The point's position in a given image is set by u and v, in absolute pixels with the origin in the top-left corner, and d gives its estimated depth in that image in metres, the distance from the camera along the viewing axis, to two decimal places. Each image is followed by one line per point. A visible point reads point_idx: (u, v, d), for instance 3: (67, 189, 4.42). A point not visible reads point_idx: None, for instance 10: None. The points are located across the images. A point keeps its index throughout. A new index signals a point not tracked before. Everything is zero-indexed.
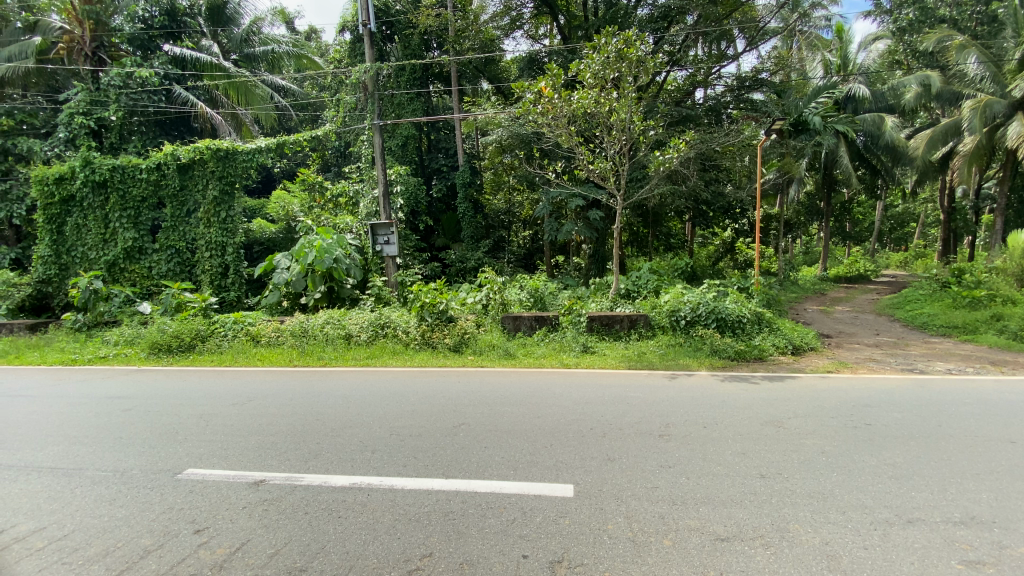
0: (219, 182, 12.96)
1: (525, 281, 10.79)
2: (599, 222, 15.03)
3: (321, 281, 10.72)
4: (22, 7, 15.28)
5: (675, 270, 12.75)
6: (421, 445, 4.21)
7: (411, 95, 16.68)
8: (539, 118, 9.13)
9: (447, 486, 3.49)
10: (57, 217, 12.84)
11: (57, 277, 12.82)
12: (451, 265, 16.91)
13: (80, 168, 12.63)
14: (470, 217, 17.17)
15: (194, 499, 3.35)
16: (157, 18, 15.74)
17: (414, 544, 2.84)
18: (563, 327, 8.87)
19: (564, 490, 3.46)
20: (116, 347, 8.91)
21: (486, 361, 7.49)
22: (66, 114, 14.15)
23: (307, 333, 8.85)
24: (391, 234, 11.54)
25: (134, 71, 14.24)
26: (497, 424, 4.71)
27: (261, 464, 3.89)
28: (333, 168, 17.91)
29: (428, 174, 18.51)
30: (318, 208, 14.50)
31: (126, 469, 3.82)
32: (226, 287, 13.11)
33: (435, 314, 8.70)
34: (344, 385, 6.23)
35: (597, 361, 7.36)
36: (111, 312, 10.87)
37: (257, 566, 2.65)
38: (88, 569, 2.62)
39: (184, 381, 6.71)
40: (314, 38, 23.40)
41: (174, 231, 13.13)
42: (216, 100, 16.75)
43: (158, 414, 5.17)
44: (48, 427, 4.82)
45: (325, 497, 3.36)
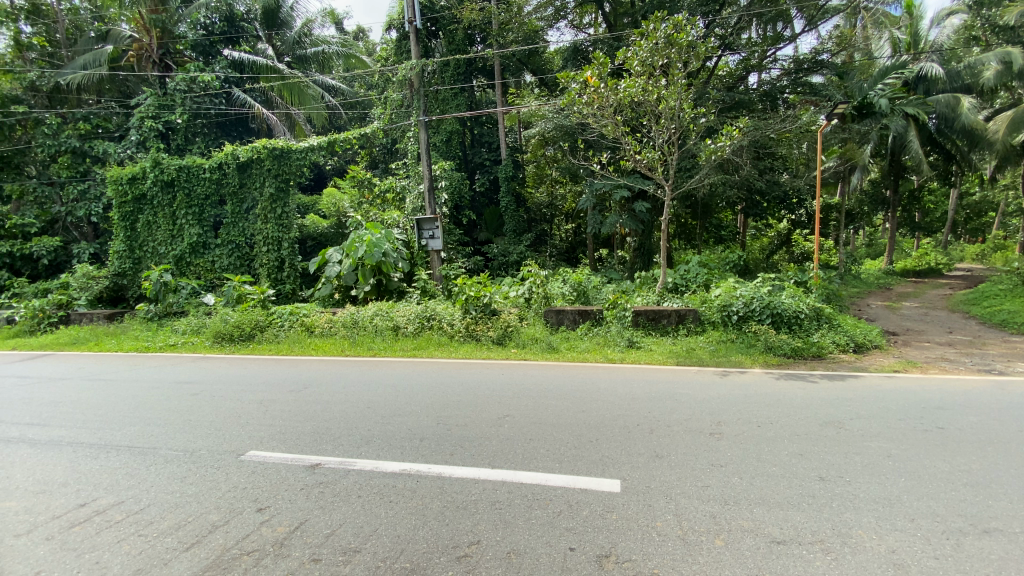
0: (275, 179, 13.55)
1: (568, 275, 10.70)
2: (645, 214, 14.72)
3: (371, 275, 11.04)
4: (96, 17, 16.55)
5: (726, 263, 12.26)
6: (466, 435, 4.27)
7: (455, 90, 16.83)
8: (585, 109, 8.96)
9: (494, 476, 3.53)
10: (131, 215, 13.84)
11: (132, 270, 13.84)
12: (493, 259, 16.94)
13: (151, 169, 13.57)
14: (512, 210, 17.24)
15: (256, 479, 3.54)
16: (218, 25, 16.90)
17: (462, 531, 2.89)
18: (607, 321, 8.74)
19: (611, 485, 3.42)
20: (184, 335, 9.57)
21: (529, 354, 7.52)
22: (137, 118, 15.14)
23: (357, 324, 9.18)
24: (436, 228, 11.69)
25: (197, 76, 15.09)
26: (541, 416, 4.71)
27: (316, 448, 4.06)
28: (380, 165, 18.05)
29: (471, 169, 18.64)
30: (367, 204, 14.94)
31: (194, 449, 4.08)
32: (282, 280, 13.71)
33: (480, 307, 8.86)
34: (392, 375, 6.43)
35: (643, 357, 7.20)
36: (179, 303, 11.66)
37: (314, 545, 2.77)
38: (163, 541, 2.83)
39: (244, 368, 7.10)
40: (362, 38, 24.02)
41: (235, 227, 13.87)
42: (271, 101, 17.61)
43: (222, 399, 5.49)
44: (126, 408, 5.23)
45: (376, 482, 3.47)
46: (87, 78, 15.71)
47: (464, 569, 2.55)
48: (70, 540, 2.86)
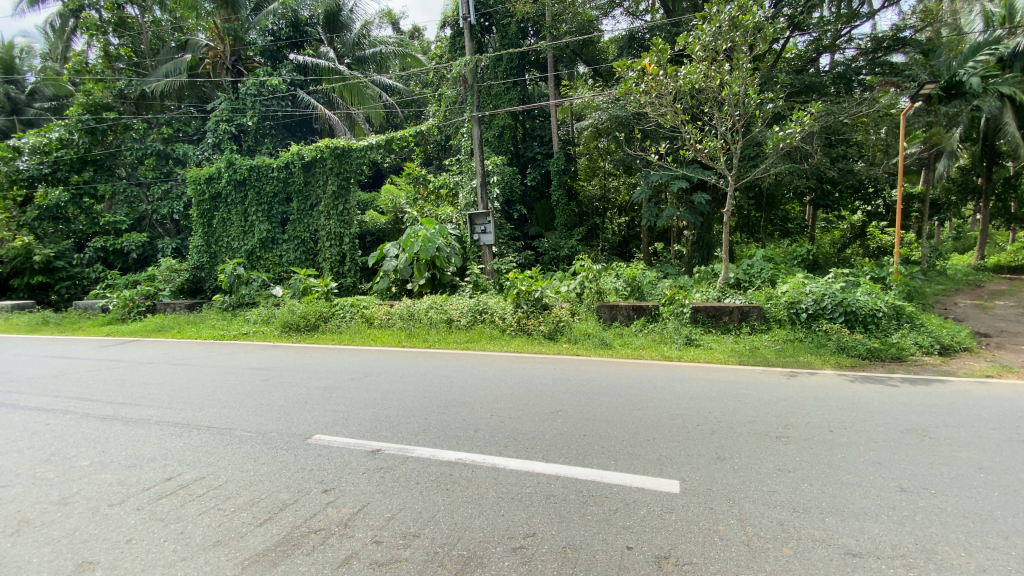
0: (337, 177, 14.12)
1: (621, 269, 10.47)
2: (704, 206, 14.19)
3: (426, 269, 11.29)
4: (176, 28, 17.84)
5: (794, 258, 11.57)
6: (520, 428, 4.28)
7: (508, 85, 16.80)
8: (643, 97, 8.67)
9: (548, 470, 3.52)
10: (208, 212, 14.92)
11: (209, 263, 14.91)
12: (545, 254, 16.85)
13: (226, 169, 14.57)
14: (564, 204, 17.10)
15: (322, 461, 3.72)
16: (284, 31, 17.60)
17: (518, 523, 2.89)
18: (663, 318, 8.47)
19: (669, 485, 3.32)
20: (255, 325, 10.21)
21: (581, 350, 7.43)
22: (213, 122, 16.24)
23: (413, 316, 9.43)
24: (488, 223, 11.77)
25: (266, 80, 15.98)
26: (596, 412, 4.65)
27: (377, 435, 4.21)
28: (434, 162, 18.35)
29: (523, 163, 18.64)
30: (422, 200, 15.28)
31: (266, 431, 4.33)
32: (343, 274, 14.26)
33: (531, 302, 8.83)
34: (447, 366, 6.57)
35: (704, 355, 6.94)
36: (251, 294, 12.44)
37: (376, 527, 2.87)
38: (239, 515, 3.02)
39: (308, 357, 7.46)
40: (417, 37, 24.53)
41: (300, 223, 14.55)
42: (333, 102, 18.35)
43: (290, 385, 5.81)
44: (205, 391, 5.65)
45: (433, 469, 3.55)
46: (168, 85, 16.95)
47: (521, 560, 2.56)
48: (158, 511, 3.10)
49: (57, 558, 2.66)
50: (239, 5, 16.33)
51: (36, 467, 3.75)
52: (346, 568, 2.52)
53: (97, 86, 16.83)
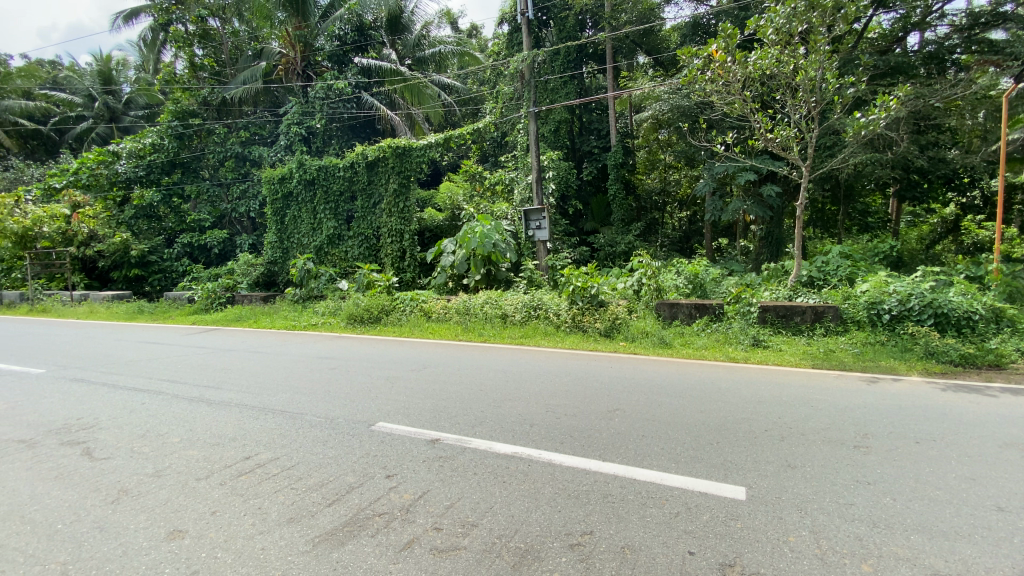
0: (398, 176, 14.56)
1: (682, 266, 10.13)
2: (774, 199, 13.46)
3: (482, 265, 11.45)
4: (253, 38, 19.06)
5: (875, 255, 10.73)
6: (577, 425, 4.25)
7: (565, 79, 16.64)
8: (708, 86, 8.33)
9: (605, 469, 3.47)
10: (281, 211, 15.92)
11: (281, 259, 15.86)
12: (600, 250, 16.60)
13: (297, 169, 15.48)
14: (621, 198, 16.78)
15: (385, 448, 3.88)
16: (350, 36, 18.25)
17: (575, 520, 2.87)
18: (728, 317, 8.08)
19: (735, 491, 3.18)
20: (323, 316, 10.77)
21: (639, 349, 7.24)
22: (285, 125, 17.30)
23: (469, 311, 9.59)
24: (543, 219, 11.70)
25: (334, 83, 16.83)
26: (655, 413, 4.54)
27: (436, 424, 4.32)
28: (490, 159, 18.46)
29: (579, 158, 18.44)
30: (478, 196, 15.49)
31: (333, 417, 4.56)
32: (403, 269, 14.68)
33: (587, 298, 8.59)
34: (502, 361, 6.64)
35: (771, 357, 6.59)
36: (319, 287, 13.15)
37: (435, 515, 2.94)
38: (310, 495, 3.20)
39: (371, 348, 7.76)
40: (476, 34, 24.81)
41: (364, 221, 15.09)
42: (395, 103, 18.94)
43: (355, 374, 6.09)
44: (279, 377, 6.03)
45: (490, 462, 3.60)
46: (246, 91, 18.17)
47: (579, 557, 2.54)
48: (238, 487, 3.35)
49: (152, 525, 2.93)
50: (308, 13, 17.07)
51: (134, 442, 4.14)
52: (407, 552, 2.61)
53: (184, 95, 18.26)
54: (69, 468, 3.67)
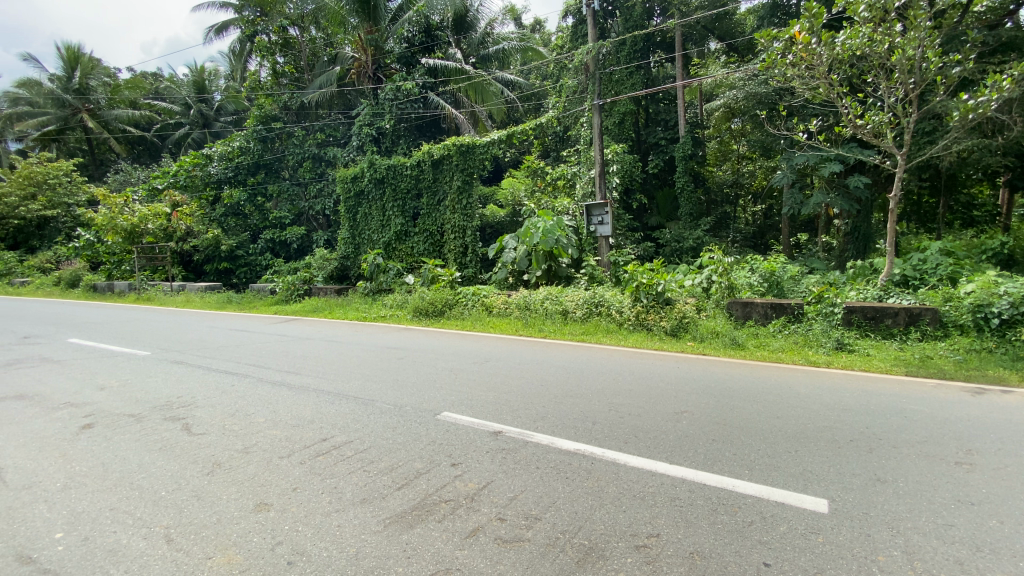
0: (461, 173, 14.80)
1: (757, 263, 9.58)
2: (863, 191, 12.43)
3: (543, 260, 11.43)
4: (328, 44, 20.14)
5: (981, 253, 9.65)
6: (642, 425, 4.15)
7: (631, 69, 16.23)
8: (790, 71, 7.88)
9: (672, 471, 3.36)
10: (353, 208, 16.71)
11: (352, 254, 16.62)
12: (666, 246, 16.09)
13: (368, 169, 16.20)
14: (689, 191, 16.15)
15: (450, 436, 3.99)
16: (418, 37, 18.77)
17: (641, 521, 2.81)
18: (808, 318, 7.55)
19: (816, 504, 2.97)
20: (391, 309, 11.22)
21: (708, 349, 6.97)
22: (357, 127, 18.13)
23: (529, 307, 9.62)
24: (606, 214, 11.51)
25: (402, 84, 17.41)
26: (726, 417, 4.34)
27: (499, 417, 4.38)
28: (552, 154, 18.32)
29: (645, 150, 17.92)
30: (540, 192, 15.55)
31: (402, 405, 4.74)
32: (465, 264, 14.89)
33: (652, 295, 8.35)
34: (564, 357, 6.60)
35: (858, 362, 6.08)
36: (388, 281, 13.76)
37: (500, 505, 2.99)
38: (381, 478, 3.35)
39: (436, 340, 7.97)
40: (539, 29, 24.82)
41: (429, 218, 15.46)
42: (460, 101, 19.31)
43: (422, 364, 6.30)
44: (351, 365, 6.36)
45: (553, 457, 3.59)
46: (322, 95, 19.26)
47: (644, 559, 2.48)
48: (317, 466, 3.57)
49: (241, 497, 3.19)
50: (380, 17, 17.64)
51: (226, 420, 4.53)
52: (473, 540, 2.67)
53: (267, 100, 19.61)
54: (172, 441, 4.07)
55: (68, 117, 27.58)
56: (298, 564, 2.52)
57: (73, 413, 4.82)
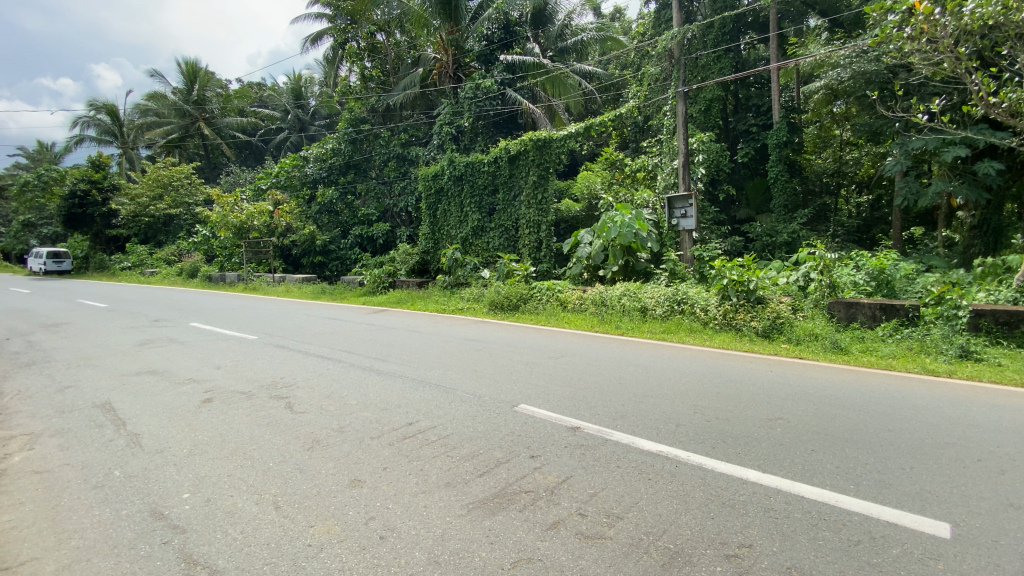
0: (537, 168, 14.75)
1: (863, 261, 8.75)
2: (996, 177, 10.86)
3: (621, 255, 11.15)
4: (411, 46, 20.97)
5: None
6: (730, 430, 3.93)
7: (719, 53, 15.39)
8: (908, 46, 7.07)
9: (765, 481, 3.15)
10: (434, 205, 17.32)
11: (432, 248, 17.22)
12: (756, 240, 15.09)
13: (448, 167, 16.67)
14: (783, 181, 15.04)
15: (528, 429, 4.03)
16: (497, 34, 18.81)
17: (730, 529, 2.67)
18: (925, 322, 6.74)
19: (937, 528, 2.65)
20: (469, 302, 11.50)
21: (805, 352, 6.44)
22: (438, 126, 18.74)
23: (606, 303, 9.44)
24: (689, 207, 10.98)
25: (481, 82, 17.69)
26: (827, 426, 4.00)
27: (577, 413, 4.35)
28: (631, 145, 17.82)
29: (733, 138, 17.00)
30: (618, 184, 15.20)
31: (481, 395, 4.86)
32: (540, 259, 14.84)
33: (742, 294, 7.89)
34: (643, 356, 6.41)
35: (988, 373, 5.32)
36: (465, 275, 14.20)
37: (580, 501, 2.97)
38: (463, 464, 3.46)
39: (513, 334, 8.06)
40: (619, 17, 24.23)
41: (505, 213, 15.61)
42: (536, 96, 18.96)
43: (499, 357, 6.42)
44: (432, 354, 6.62)
45: (635, 457, 3.50)
46: (407, 97, 20.00)
47: (734, 569, 2.35)
48: (404, 448, 3.75)
49: (337, 472, 3.43)
50: (459, 17, 17.87)
51: (322, 400, 4.89)
52: (554, 532, 2.68)
53: (357, 104, 20.80)
54: (277, 418, 4.47)
55: (187, 126, 31.00)
56: (389, 539, 2.67)
57: (195, 388, 5.44)
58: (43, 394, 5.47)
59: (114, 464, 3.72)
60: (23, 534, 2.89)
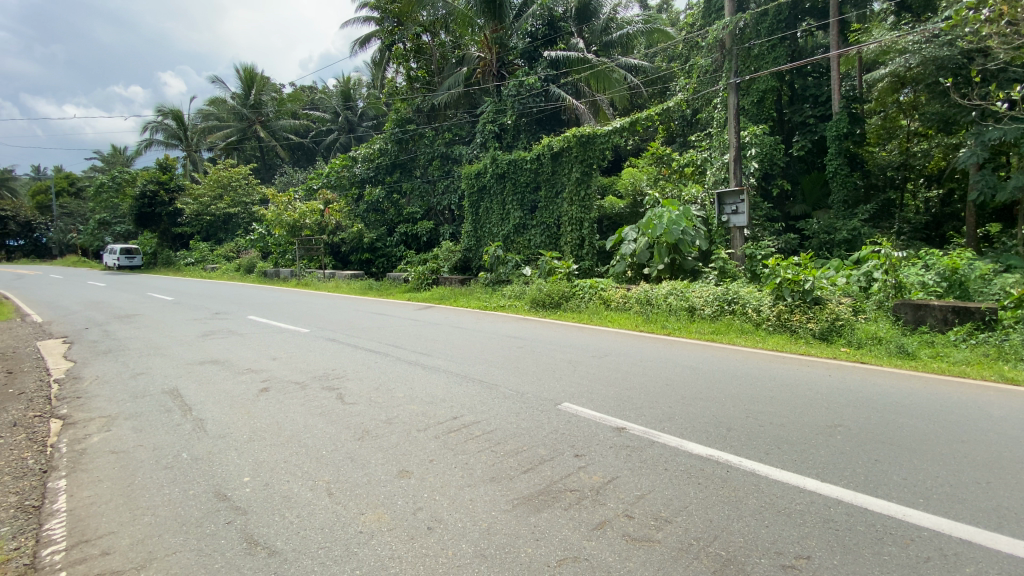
0: (581, 165, 14.54)
1: (933, 261, 8.18)
2: None
3: (666, 253, 10.89)
4: (455, 46, 21.16)
5: None
6: (786, 436, 3.77)
7: (774, 42, 14.73)
8: (988, 29, 6.52)
9: (823, 491, 3.00)
10: (476, 203, 17.45)
11: (474, 246, 17.38)
12: (812, 238, 14.36)
13: (490, 165, 16.72)
14: (843, 175, 14.31)
15: (572, 427, 4.00)
16: (541, 31, 19.03)
17: (787, 539, 2.56)
18: (1004, 327, 6.21)
19: (1018, 548, 2.44)
20: (510, 300, 11.53)
21: (867, 357, 6.07)
22: (481, 124, 18.77)
23: (651, 302, 9.25)
24: (740, 202, 10.56)
25: (525, 79, 17.60)
26: (892, 435, 3.75)
27: (622, 414, 4.28)
28: (678, 139, 17.38)
29: (788, 131, 16.29)
30: (665, 179, 14.81)
31: (524, 392, 4.87)
32: (582, 257, 14.65)
33: (797, 294, 7.54)
34: (691, 357, 6.23)
35: None
36: (506, 273, 14.37)
37: (627, 502, 2.92)
38: (508, 460, 3.48)
39: (556, 332, 8.01)
40: (666, 7, 23.63)
41: (547, 210, 15.52)
42: (581, 92, 19.16)
43: (542, 355, 6.41)
44: (475, 350, 6.70)
45: (683, 461, 3.41)
46: (451, 96, 20.08)
47: None
48: (449, 441, 3.82)
49: (385, 463, 3.52)
50: (504, 15, 17.81)
51: (371, 392, 5.05)
52: (600, 532, 2.65)
53: (403, 104, 21.21)
54: (329, 408, 4.65)
55: (245, 129, 32.66)
56: (436, 530, 2.72)
57: (253, 377, 5.73)
58: (119, 380, 5.90)
59: (181, 447, 3.97)
60: (102, 510, 3.12)
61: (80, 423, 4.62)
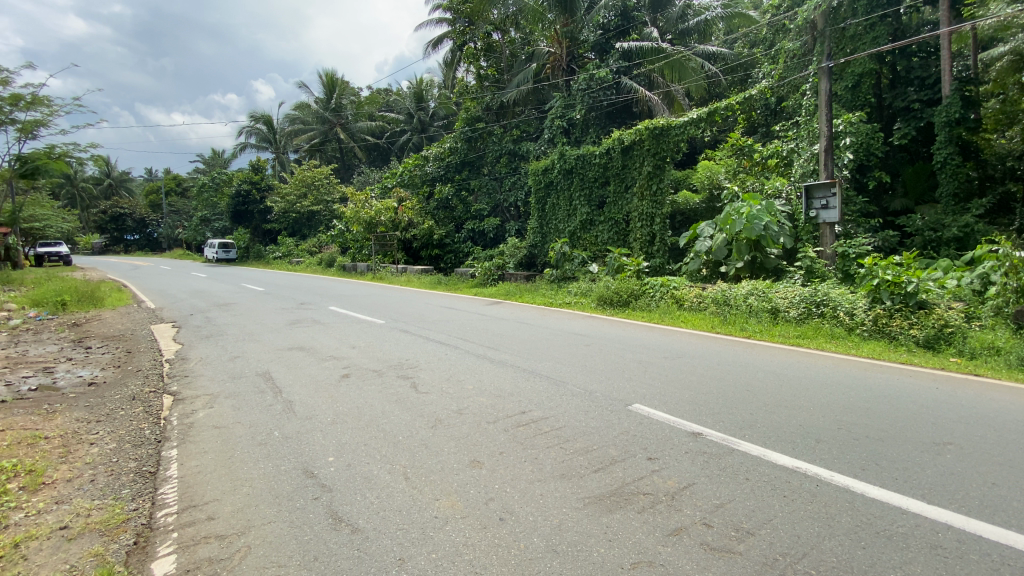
0: (653, 159, 14.03)
1: None
2: None
3: (746, 251, 10.30)
4: (524, 42, 21.09)
5: None
6: (886, 452, 3.44)
7: (872, 21, 13.50)
8: None
9: (930, 514, 2.72)
10: (544, 199, 17.43)
11: (541, 242, 17.41)
12: (914, 235, 13.01)
13: (559, 160, 16.59)
14: (955, 164, 12.87)
15: (644, 429, 3.90)
16: (614, 21, 18.97)
17: (887, 563, 2.35)
18: None
19: None
20: (577, 296, 11.44)
21: (983, 368, 5.42)
22: (550, 120, 18.71)
23: (729, 302, 8.78)
24: (831, 196, 9.75)
25: (595, 73, 17.36)
26: (1013, 456, 3.33)
27: (697, 418, 4.12)
28: (761, 129, 16.38)
29: (887, 117, 14.89)
30: (744, 173, 13.95)
31: (593, 391, 4.81)
32: (652, 254, 14.23)
33: (898, 297, 6.90)
34: (774, 362, 5.85)
35: None
36: (572, 269, 14.31)
37: (705, 510, 2.81)
38: (578, 458, 3.46)
39: (626, 331, 7.83)
40: None
41: (616, 206, 15.16)
42: (653, 83, 18.48)
43: (612, 353, 6.31)
44: (544, 347, 6.72)
45: (766, 471, 3.22)
46: (520, 92, 20.03)
47: None
48: (518, 435, 3.86)
49: (458, 452, 3.62)
50: (575, 8, 17.48)
51: (443, 383, 5.21)
52: (676, 539, 2.57)
53: (473, 103, 21.57)
54: (404, 396, 4.85)
55: (327, 131, 34.82)
56: (508, 522, 2.76)
57: (335, 364, 6.09)
58: (219, 362, 6.50)
59: (274, 425, 4.31)
60: (207, 479, 3.47)
61: (188, 399, 5.14)
